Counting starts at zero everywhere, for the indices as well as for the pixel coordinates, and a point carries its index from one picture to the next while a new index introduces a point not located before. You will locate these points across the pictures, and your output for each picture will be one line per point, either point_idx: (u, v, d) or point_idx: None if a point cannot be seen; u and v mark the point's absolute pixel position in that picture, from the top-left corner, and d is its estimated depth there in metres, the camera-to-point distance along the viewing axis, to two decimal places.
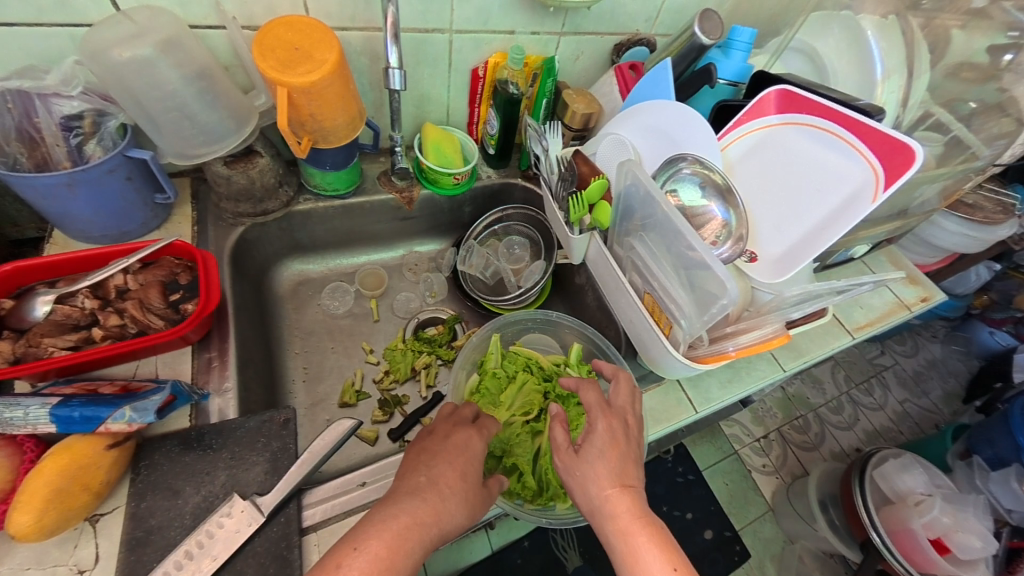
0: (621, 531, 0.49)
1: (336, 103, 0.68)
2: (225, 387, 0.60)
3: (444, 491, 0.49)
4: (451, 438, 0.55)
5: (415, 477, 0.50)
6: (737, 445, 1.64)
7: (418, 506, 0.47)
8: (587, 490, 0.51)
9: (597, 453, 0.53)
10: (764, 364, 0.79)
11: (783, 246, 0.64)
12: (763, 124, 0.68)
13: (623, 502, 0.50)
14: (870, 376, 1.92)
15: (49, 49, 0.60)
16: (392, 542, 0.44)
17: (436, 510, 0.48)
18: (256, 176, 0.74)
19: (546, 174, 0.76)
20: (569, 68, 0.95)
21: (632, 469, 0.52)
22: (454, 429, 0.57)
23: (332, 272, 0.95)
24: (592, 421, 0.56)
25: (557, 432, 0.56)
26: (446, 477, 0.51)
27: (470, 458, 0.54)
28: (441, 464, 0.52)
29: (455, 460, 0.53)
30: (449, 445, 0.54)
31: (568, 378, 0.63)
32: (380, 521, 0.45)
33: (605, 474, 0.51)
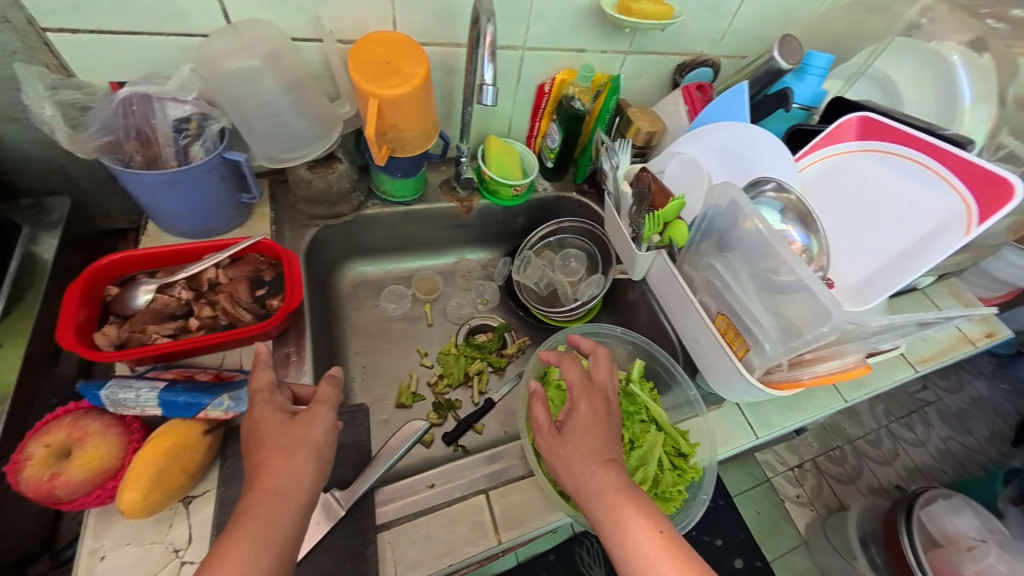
0: (607, 507, 0.48)
1: (418, 115, 0.71)
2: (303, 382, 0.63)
3: (282, 485, 0.44)
4: (263, 423, 0.47)
5: (259, 475, 0.44)
6: (770, 472, 1.60)
7: (265, 508, 0.43)
8: (573, 468, 0.51)
9: (579, 432, 0.52)
10: (824, 393, 0.78)
11: (861, 274, 0.64)
12: (841, 149, 0.68)
13: (607, 478, 0.49)
14: (911, 411, 1.85)
15: (166, 57, 0.65)
16: (245, 562, 0.40)
17: (287, 493, 0.44)
18: (333, 181, 0.78)
19: (613, 190, 0.77)
20: (630, 87, 0.96)
21: (614, 445, 0.52)
22: (256, 405, 0.49)
23: (388, 274, 0.98)
24: (573, 401, 0.55)
25: (538, 410, 0.56)
26: (276, 461, 0.45)
27: (310, 441, 0.47)
28: (277, 451, 0.45)
29: (295, 450, 0.45)
30: (269, 430, 0.47)
31: (549, 354, 0.63)
32: (234, 540, 0.41)
33: (588, 452, 0.51)
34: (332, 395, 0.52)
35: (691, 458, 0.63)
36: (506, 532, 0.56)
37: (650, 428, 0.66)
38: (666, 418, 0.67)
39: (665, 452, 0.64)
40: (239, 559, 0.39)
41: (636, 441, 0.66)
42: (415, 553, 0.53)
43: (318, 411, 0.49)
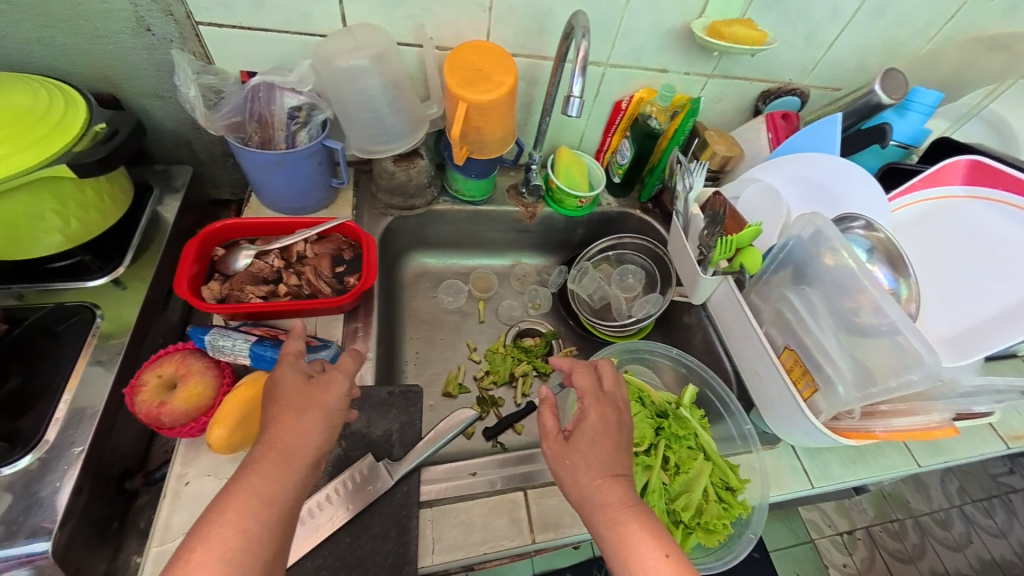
0: (611, 521, 0.47)
1: (500, 120, 0.74)
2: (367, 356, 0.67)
3: (290, 444, 0.45)
4: (282, 383, 0.49)
5: (268, 432, 0.46)
6: (816, 534, 1.45)
7: (270, 465, 0.44)
8: (577, 478, 0.49)
9: (588, 442, 0.51)
10: (895, 453, 0.71)
11: (954, 326, 0.61)
12: (944, 193, 0.65)
13: (614, 492, 0.48)
14: (992, 495, 1.64)
15: (289, 52, 0.73)
16: (246, 516, 0.41)
17: (292, 450, 0.45)
18: (413, 175, 0.83)
19: (682, 211, 0.77)
20: (709, 110, 0.95)
21: (622, 460, 0.51)
22: (281, 367, 0.51)
23: (448, 268, 1.02)
24: (583, 409, 0.54)
25: (546, 418, 0.54)
26: (283, 419, 0.46)
27: (320, 403, 0.48)
28: (289, 408, 0.47)
29: (305, 410, 0.47)
30: (286, 389, 0.48)
31: (559, 360, 0.61)
32: (237, 491, 0.42)
33: (596, 463, 0.50)
34: (351, 366, 0.53)
35: (739, 492, 0.60)
36: (541, 532, 0.57)
37: (698, 456, 0.64)
38: (716, 448, 0.64)
39: (712, 483, 0.62)
40: (239, 511, 0.41)
41: (682, 466, 0.63)
42: (454, 535, 0.55)
43: (334, 376, 0.50)
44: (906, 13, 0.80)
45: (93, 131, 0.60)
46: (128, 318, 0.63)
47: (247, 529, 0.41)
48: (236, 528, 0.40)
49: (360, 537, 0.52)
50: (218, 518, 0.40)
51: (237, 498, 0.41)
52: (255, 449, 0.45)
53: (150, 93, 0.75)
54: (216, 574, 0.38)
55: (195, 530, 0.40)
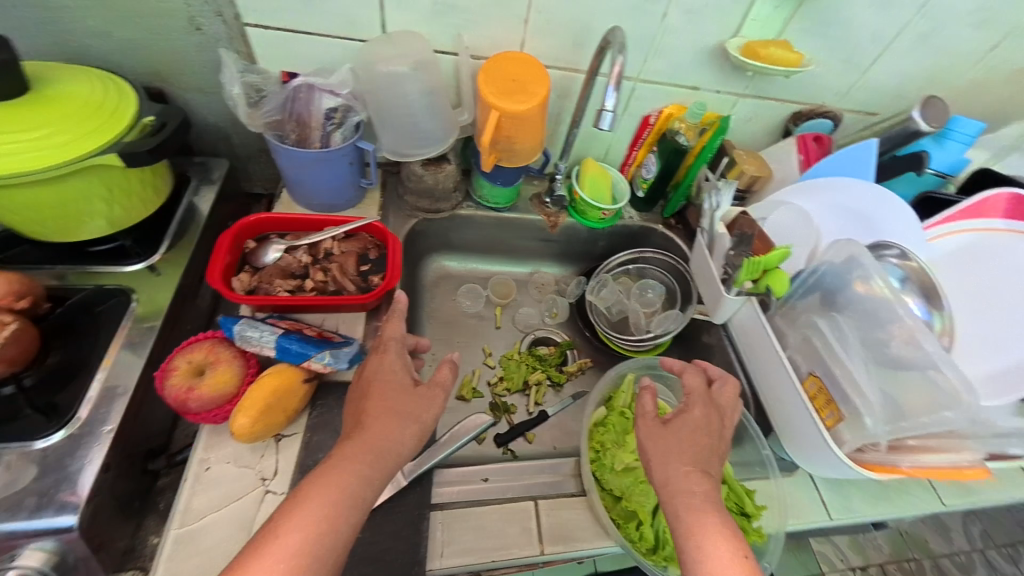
0: (692, 509, 0.46)
1: (532, 130, 0.75)
2: None
3: (384, 447, 0.48)
4: (387, 379, 0.53)
5: (365, 427, 0.49)
6: (826, 567, 1.40)
7: (361, 460, 0.46)
8: (660, 466, 0.49)
9: (683, 434, 0.51)
10: (918, 492, 0.69)
11: (988, 366, 0.60)
12: (986, 226, 0.63)
13: (699, 485, 0.48)
14: (1017, 541, 1.56)
15: (330, 55, 0.76)
16: (335, 510, 0.43)
17: (378, 449, 0.47)
18: (440, 180, 0.85)
19: (707, 229, 0.76)
20: (740, 129, 0.94)
21: (711, 462, 0.50)
22: (381, 357, 0.55)
23: (469, 273, 1.03)
24: (688, 403, 0.54)
25: (648, 402, 0.54)
26: (376, 416, 0.50)
27: (422, 417, 0.51)
28: (384, 408, 0.50)
29: (407, 422, 0.50)
30: (386, 386, 0.52)
31: (671, 359, 0.63)
32: (326, 480, 0.44)
33: (686, 454, 0.50)
34: (448, 377, 0.55)
35: (755, 518, 0.60)
36: (551, 544, 0.56)
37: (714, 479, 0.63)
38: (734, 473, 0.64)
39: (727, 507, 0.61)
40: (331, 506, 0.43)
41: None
42: (467, 539, 0.55)
43: (436, 393, 0.53)
44: (949, 41, 0.79)
45: (143, 123, 0.62)
46: (162, 303, 0.66)
47: (335, 520, 0.42)
48: (327, 516, 0.42)
49: (375, 533, 0.53)
50: (307, 501, 0.42)
51: (329, 489, 0.43)
52: (348, 442, 0.47)
53: (199, 89, 0.78)
54: (303, 557, 0.40)
55: (286, 508, 0.42)
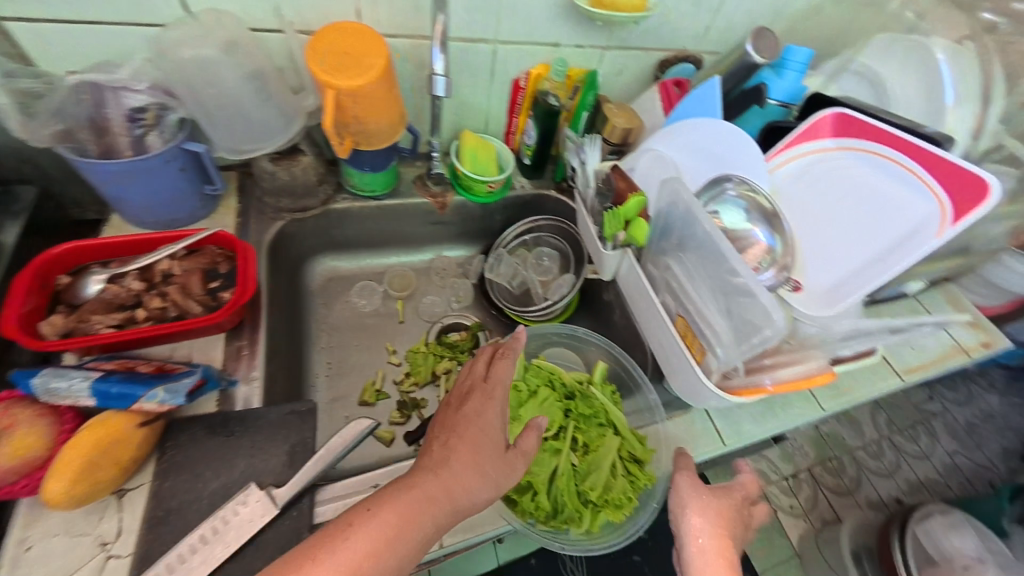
0: (702, 560, 0.54)
1: (380, 107, 0.70)
2: (252, 375, 0.61)
3: (458, 495, 0.48)
4: (483, 426, 0.52)
5: (443, 465, 0.48)
6: (763, 482, 1.50)
7: (421, 495, 0.46)
8: (697, 535, 0.56)
9: (706, 500, 0.57)
10: (799, 401, 0.75)
11: (831, 278, 0.62)
12: (817, 147, 0.66)
13: (716, 545, 0.55)
14: (916, 423, 1.68)
15: (126, 46, 0.65)
16: (390, 535, 0.42)
17: (449, 489, 0.47)
18: (298, 173, 0.77)
19: (582, 186, 0.77)
20: (612, 83, 0.94)
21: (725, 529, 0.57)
22: (487, 405, 0.54)
23: (363, 270, 0.96)
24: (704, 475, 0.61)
25: (688, 479, 0.58)
26: (459, 453, 0.49)
27: (500, 477, 0.50)
28: (458, 445, 0.50)
29: (485, 479, 0.49)
30: (478, 430, 0.52)
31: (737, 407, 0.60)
32: (396, 504, 0.44)
33: (709, 515, 0.56)
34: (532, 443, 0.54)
35: (646, 462, 0.61)
36: (449, 536, 0.54)
37: (606, 431, 0.64)
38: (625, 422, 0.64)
39: (620, 457, 0.62)
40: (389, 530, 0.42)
41: (591, 443, 0.64)
42: None
43: (518, 458, 0.52)
44: None
45: None
46: None
47: (383, 550, 0.42)
48: (381, 539, 0.42)
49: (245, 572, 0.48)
50: (377, 514, 0.43)
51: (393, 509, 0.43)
52: (427, 475, 0.47)
53: None
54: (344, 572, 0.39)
55: (357, 511, 0.43)
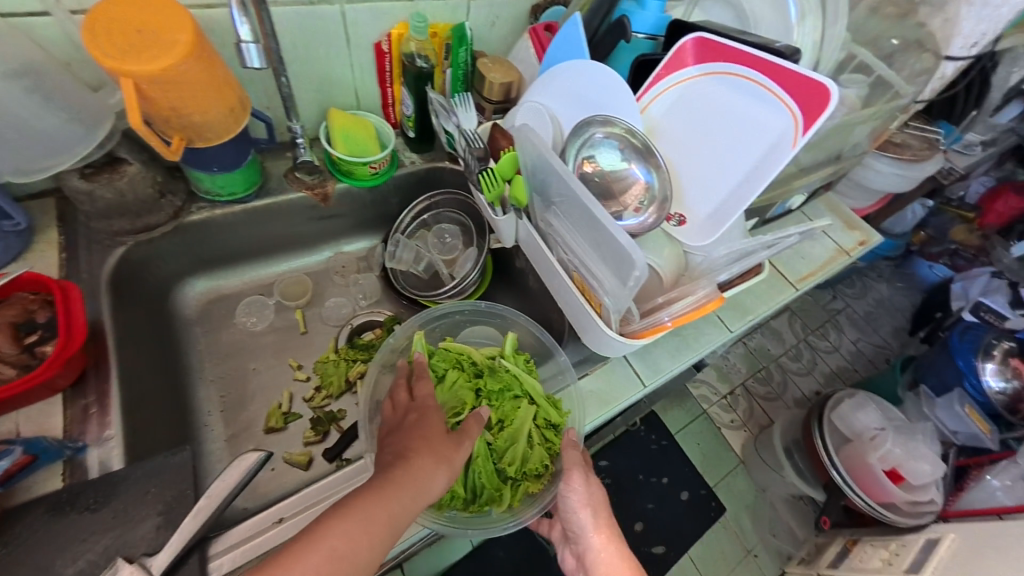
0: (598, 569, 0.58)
1: (204, 93, 0.59)
2: (106, 436, 0.55)
3: (426, 487, 0.49)
4: (428, 422, 0.55)
5: (404, 460, 0.49)
6: (706, 405, 1.61)
7: (395, 487, 0.46)
8: (590, 542, 0.58)
9: (583, 510, 0.58)
10: (710, 328, 0.78)
11: (711, 205, 0.65)
12: (682, 77, 0.65)
13: (606, 547, 0.58)
14: (825, 321, 1.88)
15: None
16: (368, 527, 0.43)
17: (417, 480, 0.48)
18: (125, 188, 0.64)
19: (462, 149, 0.73)
20: (486, 36, 0.87)
21: (610, 527, 0.59)
22: (428, 409, 0.56)
23: (249, 285, 0.87)
24: (588, 473, 0.59)
25: (575, 492, 0.58)
26: (414, 448, 0.51)
27: (453, 459, 0.52)
28: (413, 440, 0.52)
29: (442, 463, 0.51)
30: (426, 426, 0.54)
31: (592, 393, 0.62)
32: (365, 497, 0.45)
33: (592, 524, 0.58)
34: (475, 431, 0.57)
35: (561, 424, 0.64)
36: None
37: (521, 403, 0.65)
38: (539, 390, 0.66)
39: (536, 425, 0.64)
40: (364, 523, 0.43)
41: (506, 418, 0.64)
42: None
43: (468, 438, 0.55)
44: None
45: None
46: None
47: (359, 539, 0.42)
48: (357, 531, 0.42)
49: None
50: (351, 508, 0.44)
51: (371, 500, 0.44)
52: (387, 472, 0.48)
53: None
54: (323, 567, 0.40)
55: (330, 510, 0.43)
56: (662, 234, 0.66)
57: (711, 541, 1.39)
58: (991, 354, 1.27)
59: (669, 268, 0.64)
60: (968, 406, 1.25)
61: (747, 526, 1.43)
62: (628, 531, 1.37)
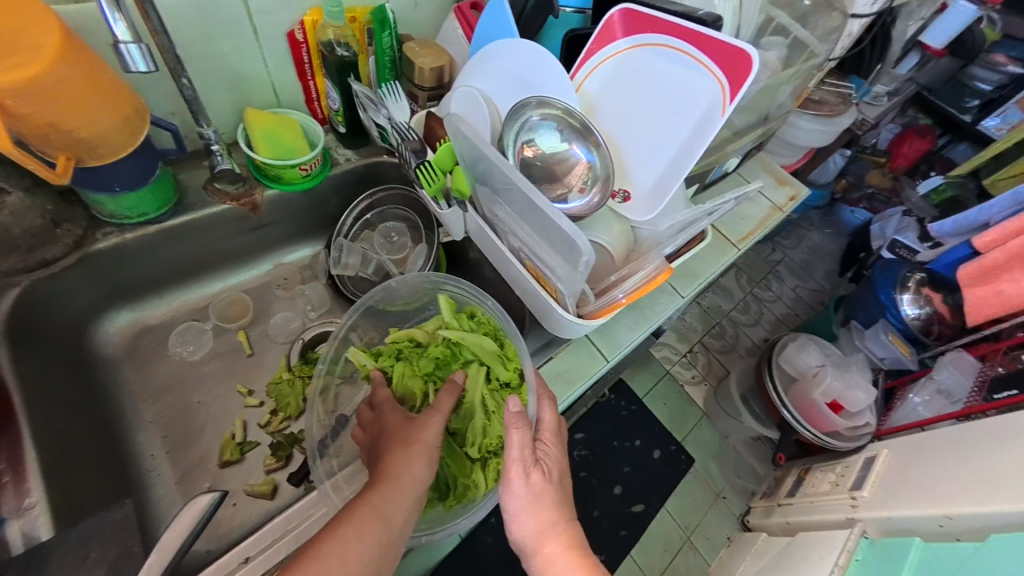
0: (543, 562, 0.53)
1: (88, 101, 0.51)
2: (26, 504, 0.52)
3: (410, 477, 0.50)
4: (392, 422, 0.56)
5: (382, 461, 0.51)
6: (669, 365, 1.70)
7: (380, 488, 0.48)
8: (530, 533, 0.53)
9: (531, 499, 0.52)
10: (663, 297, 0.80)
11: (653, 178, 0.66)
12: (614, 50, 0.65)
13: (556, 538, 0.52)
14: (767, 273, 2.01)
15: None
16: (361, 529, 0.45)
17: (398, 473, 0.49)
18: (8, 220, 0.56)
19: (398, 142, 0.70)
20: (410, 18, 0.82)
21: (561, 511, 0.53)
22: (393, 409, 0.57)
23: (179, 311, 0.80)
24: (526, 473, 0.52)
25: (513, 494, 0.52)
26: (391, 450, 0.52)
27: (421, 438, 0.53)
28: (387, 442, 0.53)
29: (417, 448, 0.52)
30: (394, 424, 0.55)
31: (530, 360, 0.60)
32: (353, 507, 0.47)
33: (539, 514, 0.52)
34: (447, 403, 0.57)
35: (515, 378, 0.62)
36: None
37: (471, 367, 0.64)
38: (485, 348, 0.63)
39: (489, 388, 0.63)
40: (355, 527, 0.45)
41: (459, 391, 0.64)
42: None
43: (429, 416, 0.55)
44: None
45: None
46: None
47: (358, 543, 0.44)
48: (352, 535, 0.44)
49: None
50: (342, 521, 0.45)
51: (356, 507, 0.46)
52: (370, 478, 0.50)
53: None
54: None
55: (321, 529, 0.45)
56: (610, 213, 0.67)
57: (684, 491, 1.48)
58: (906, 285, 1.41)
59: (620, 245, 0.66)
60: (892, 334, 1.40)
61: (714, 472, 1.53)
62: (608, 494, 1.44)
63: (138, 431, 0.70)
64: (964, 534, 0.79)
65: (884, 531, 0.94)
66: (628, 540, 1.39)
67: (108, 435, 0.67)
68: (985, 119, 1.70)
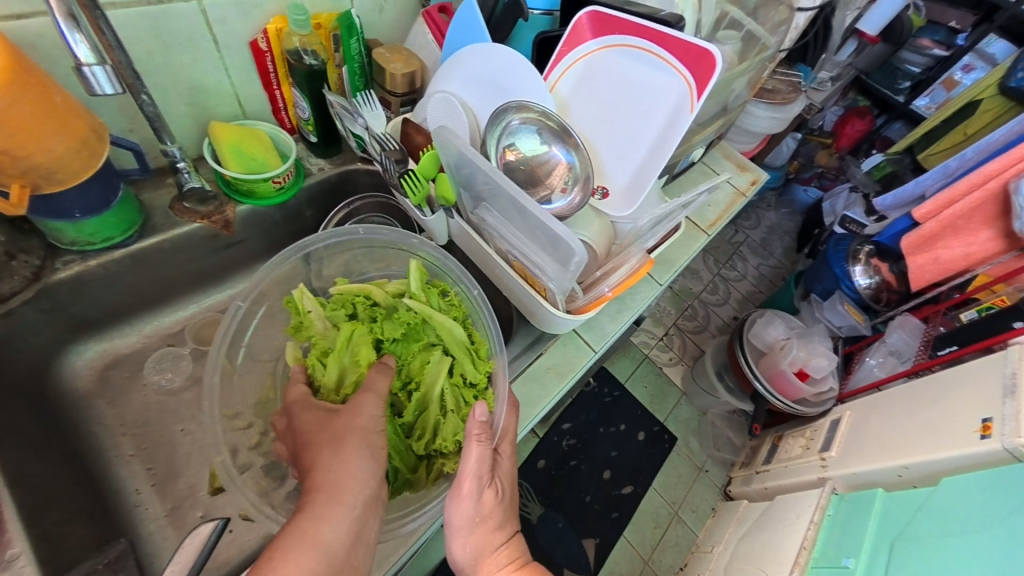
0: None
1: (39, 127, 0.48)
2: None
3: (352, 477, 0.46)
4: (309, 426, 0.51)
5: (314, 471, 0.46)
6: (647, 349, 1.76)
7: (321, 504, 0.44)
8: (467, 558, 0.55)
9: (477, 520, 0.53)
10: (643, 285, 0.84)
11: (628, 175, 0.68)
12: (584, 52, 0.67)
13: (504, 553, 0.56)
14: (731, 254, 2.11)
15: None
16: (307, 551, 0.41)
17: (341, 479, 0.46)
18: None
19: (376, 151, 0.70)
20: (376, 22, 0.81)
21: (508, 526, 0.57)
22: (312, 412, 0.53)
23: (151, 338, 0.76)
24: (478, 492, 0.53)
25: (461, 509, 0.53)
26: (324, 459, 0.47)
27: (357, 427, 0.50)
28: (317, 451, 0.48)
29: (352, 444, 0.48)
30: (314, 429, 0.50)
31: (506, 388, 0.60)
32: (292, 526, 0.42)
33: (479, 538, 0.54)
34: (381, 383, 0.56)
35: (483, 381, 0.61)
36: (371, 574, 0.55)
37: (434, 352, 0.63)
38: (454, 334, 0.62)
39: (451, 384, 0.61)
40: (301, 550, 0.41)
41: (417, 375, 0.62)
42: None
43: (361, 401, 0.52)
44: None
45: None
46: None
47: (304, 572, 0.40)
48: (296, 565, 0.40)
49: None
50: (280, 547, 0.41)
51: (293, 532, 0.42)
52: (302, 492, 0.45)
53: None
54: None
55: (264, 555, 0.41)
56: (592, 210, 0.68)
57: (669, 468, 1.55)
58: (857, 257, 1.52)
59: (600, 241, 0.67)
60: (847, 304, 1.49)
61: (694, 447, 1.61)
62: (597, 479, 1.49)
63: (119, 467, 0.67)
64: (919, 480, 0.87)
65: (851, 485, 1.02)
66: (620, 521, 1.44)
67: (87, 474, 0.64)
68: (915, 99, 1.84)
